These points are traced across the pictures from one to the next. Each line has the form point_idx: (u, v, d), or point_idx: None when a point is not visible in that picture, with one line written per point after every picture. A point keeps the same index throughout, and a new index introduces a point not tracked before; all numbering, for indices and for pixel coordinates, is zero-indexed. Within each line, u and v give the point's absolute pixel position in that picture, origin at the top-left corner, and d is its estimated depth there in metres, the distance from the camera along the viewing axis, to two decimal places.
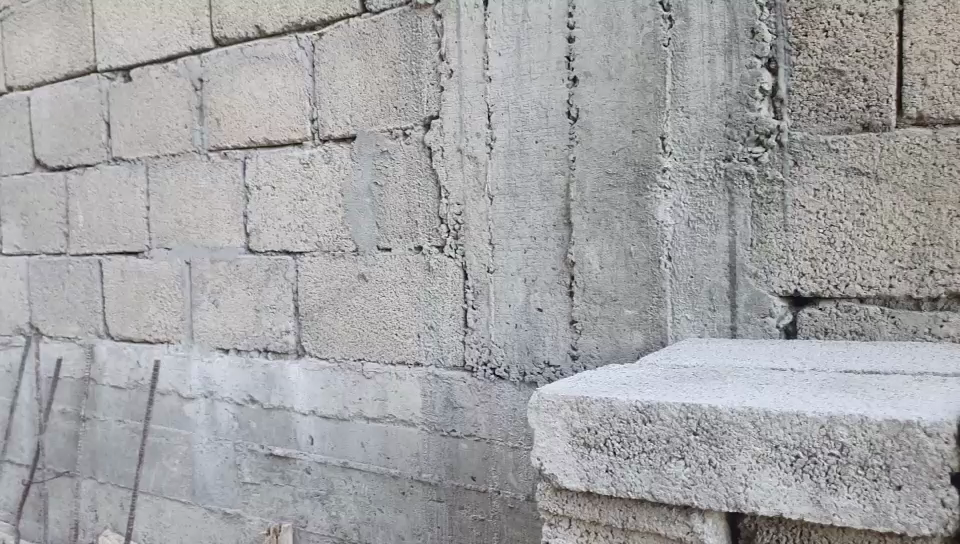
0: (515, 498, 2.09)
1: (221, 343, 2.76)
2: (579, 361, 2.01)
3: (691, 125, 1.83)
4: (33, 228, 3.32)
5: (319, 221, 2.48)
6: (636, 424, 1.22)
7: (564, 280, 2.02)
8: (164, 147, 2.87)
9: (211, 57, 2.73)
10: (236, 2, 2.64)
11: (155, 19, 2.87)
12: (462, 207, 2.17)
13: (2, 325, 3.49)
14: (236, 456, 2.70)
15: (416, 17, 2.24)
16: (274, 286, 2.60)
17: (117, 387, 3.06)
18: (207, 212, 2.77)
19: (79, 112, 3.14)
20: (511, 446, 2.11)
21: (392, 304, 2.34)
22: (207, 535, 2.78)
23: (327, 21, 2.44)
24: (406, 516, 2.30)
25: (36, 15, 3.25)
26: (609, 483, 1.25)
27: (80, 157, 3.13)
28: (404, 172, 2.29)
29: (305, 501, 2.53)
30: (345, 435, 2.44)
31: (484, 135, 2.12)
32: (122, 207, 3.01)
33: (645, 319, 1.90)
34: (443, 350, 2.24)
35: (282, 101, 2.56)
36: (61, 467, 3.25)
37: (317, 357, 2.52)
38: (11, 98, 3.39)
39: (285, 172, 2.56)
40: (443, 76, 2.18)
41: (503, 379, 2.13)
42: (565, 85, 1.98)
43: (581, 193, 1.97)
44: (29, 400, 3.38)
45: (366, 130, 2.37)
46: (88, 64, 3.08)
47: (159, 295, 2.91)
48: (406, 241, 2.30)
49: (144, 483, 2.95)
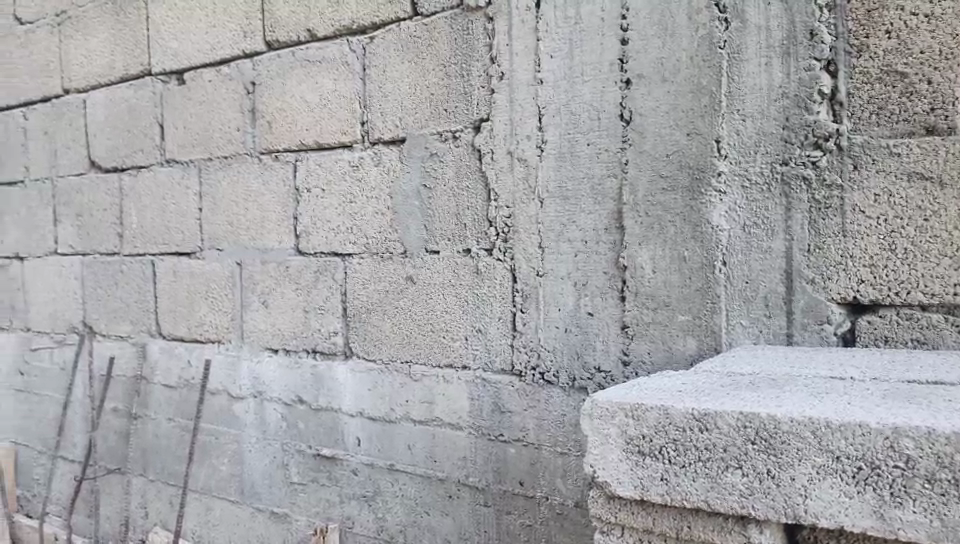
0: (563, 503, 2.08)
1: (270, 343, 2.78)
2: (630, 366, 1.99)
3: (746, 128, 1.80)
4: (87, 228, 3.38)
5: (368, 223, 2.49)
6: (692, 432, 1.20)
7: (616, 285, 2.00)
8: (216, 149, 2.91)
9: (263, 60, 2.75)
10: (288, 6, 2.66)
11: (208, 22, 2.90)
12: (511, 209, 2.16)
13: (56, 324, 3.56)
14: (285, 455, 2.72)
15: (467, 20, 2.24)
16: (323, 288, 2.62)
17: (168, 386, 3.10)
18: (257, 213, 2.79)
19: (134, 114, 3.19)
20: (560, 452, 2.09)
21: (439, 307, 2.33)
22: (255, 534, 2.81)
23: (378, 24, 2.44)
24: (453, 520, 2.30)
25: (93, 19, 3.31)
26: (663, 492, 1.23)
27: (134, 158, 3.19)
28: (453, 175, 2.29)
29: (352, 502, 2.54)
30: (393, 437, 2.44)
31: (535, 138, 2.10)
32: (174, 208, 3.05)
33: (698, 325, 1.87)
34: (491, 353, 2.23)
35: (332, 103, 2.57)
36: (113, 464, 3.30)
37: (365, 359, 2.53)
38: (67, 100, 3.45)
39: (334, 174, 2.57)
40: (494, 78, 2.18)
41: (551, 383, 2.11)
42: (618, 87, 1.96)
43: (633, 196, 1.95)
44: (81, 397, 3.44)
45: (416, 133, 2.37)
46: (142, 67, 3.13)
47: (210, 296, 2.95)
48: (455, 244, 2.30)
49: (194, 481, 2.99)
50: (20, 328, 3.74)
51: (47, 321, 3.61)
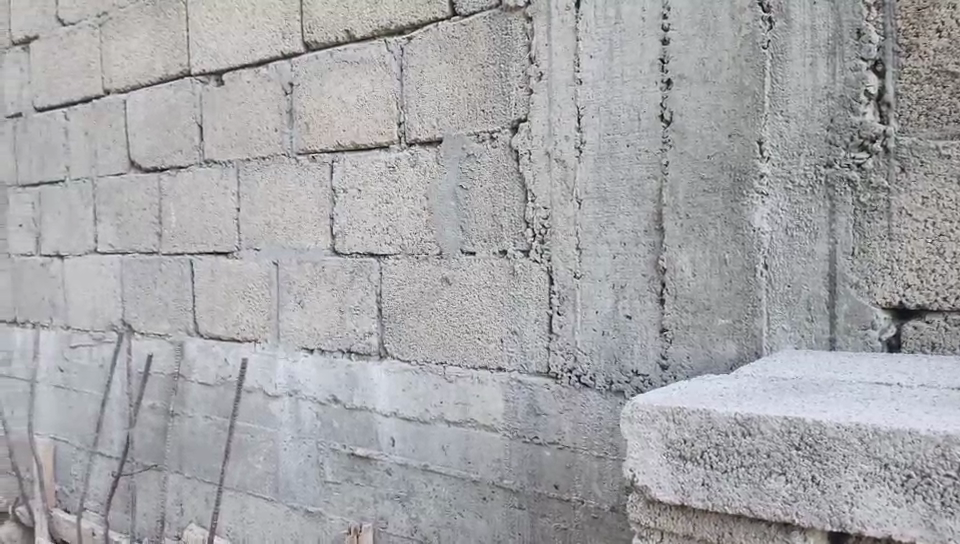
0: (599, 507, 2.07)
1: (306, 343, 2.79)
2: (668, 370, 1.96)
3: (790, 129, 1.77)
4: (127, 228, 3.42)
5: (405, 224, 2.49)
6: (735, 438, 1.19)
7: (655, 287, 1.98)
8: (255, 150, 2.93)
9: (302, 61, 2.76)
10: (327, 6, 2.67)
11: (247, 23, 2.92)
12: (549, 211, 2.15)
13: (95, 321, 3.61)
14: (320, 455, 2.73)
15: (506, 20, 2.23)
16: (358, 288, 2.63)
17: (204, 384, 3.12)
18: (294, 214, 2.81)
19: (173, 114, 3.22)
20: (596, 455, 2.08)
21: (475, 308, 2.33)
22: (289, 532, 2.82)
23: (416, 25, 2.45)
24: (487, 522, 2.29)
25: (134, 21, 3.36)
26: (704, 497, 1.21)
27: (173, 159, 3.22)
28: (490, 176, 2.28)
29: (386, 502, 2.54)
30: (427, 438, 2.44)
31: (573, 139, 2.09)
32: (212, 208, 3.08)
33: (739, 329, 1.85)
34: (527, 355, 2.22)
35: (369, 104, 2.57)
36: (149, 460, 3.34)
37: (400, 359, 2.53)
38: (108, 101, 3.50)
39: (371, 175, 2.57)
40: (532, 79, 2.17)
41: (588, 386, 2.10)
42: (659, 88, 1.95)
43: (673, 198, 1.94)
44: (119, 395, 3.48)
45: (453, 133, 2.36)
46: (182, 68, 3.16)
47: (247, 295, 2.97)
48: (491, 245, 2.29)
49: (230, 478, 3.01)
50: (60, 325, 3.79)
51: (86, 319, 3.65)
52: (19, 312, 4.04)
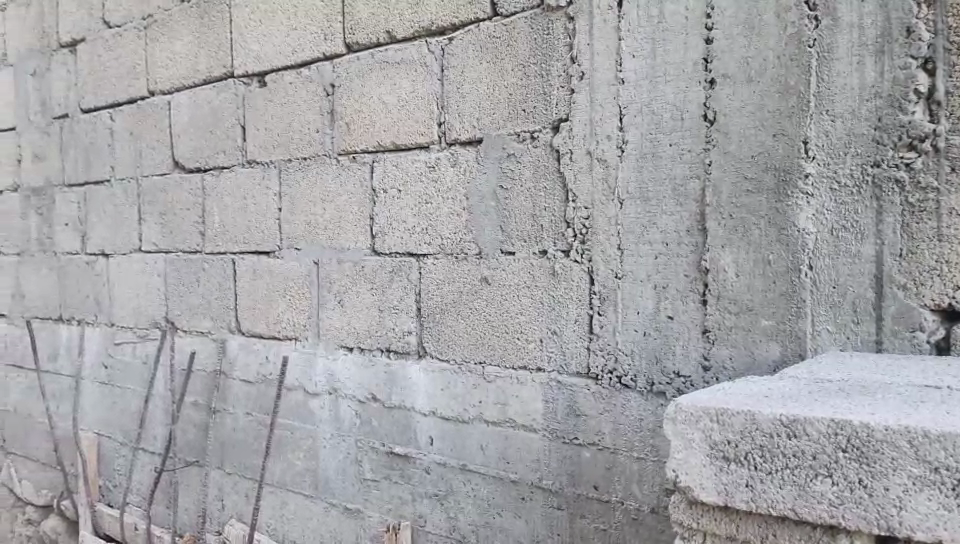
0: (639, 509, 2.06)
1: (345, 341, 2.81)
2: (711, 372, 1.95)
3: (836, 129, 1.75)
4: (171, 227, 3.48)
5: (444, 223, 2.50)
6: (780, 439, 1.17)
7: (697, 288, 1.97)
8: (296, 150, 2.96)
9: (343, 62, 2.79)
10: (369, 7, 2.69)
11: (290, 24, 2.95)
12: (589, 211, 2.15)
13: (139, 319, 3.67)
14: (358, 452, 2.75)
15: (547, 20, 2.23)
16: (397, 287, 2.64)
17: (246, 381, 3.16)
18: (334, 214, 2.83)
19: (216, 115, 3.26)
20: (636, 457, 2.07)
21: (514, 308, 2.33)
22: (328, 529, 2.84)
23: (457, 25, 2.45)
24: (526, 522, 2.30)
25: (178, 23, 3.41)
26: (748, 499, 1.20)
27: (216, 159, 3.26)
28: (531, 176, 2.28)
29: (424, 501, 2.55)
30: (466, 438, 2.45)
31: (615, 138, 2.09)
32: (254, 207, 3.12)
33: (783, 330, 1.83)
34: (567, 355, 2.22)
35: (410, 104, 2.59)
36: (191, 456, 3.38)
37: (439, 359, 2.54)
38: (153, 102, 3.56)
39: (411, 175, 2.58)
40: (574, 78, 2.16)
41: (628, 387, 2.09)
42: (702, 87, 1.94)
43: (717, 198, 1.92)
44: (162, 391, 3.53)
45: (493, 133, 2.37)
46: (225, 69, 3.20)
47: (288, 294, 3.00)
48: (531, 245, 2.29)
49: (270, 475, 3.04)
50: (104, 323, 3.86)
51: (130, 316, 3.71)
52: (63, 310, 4.11)
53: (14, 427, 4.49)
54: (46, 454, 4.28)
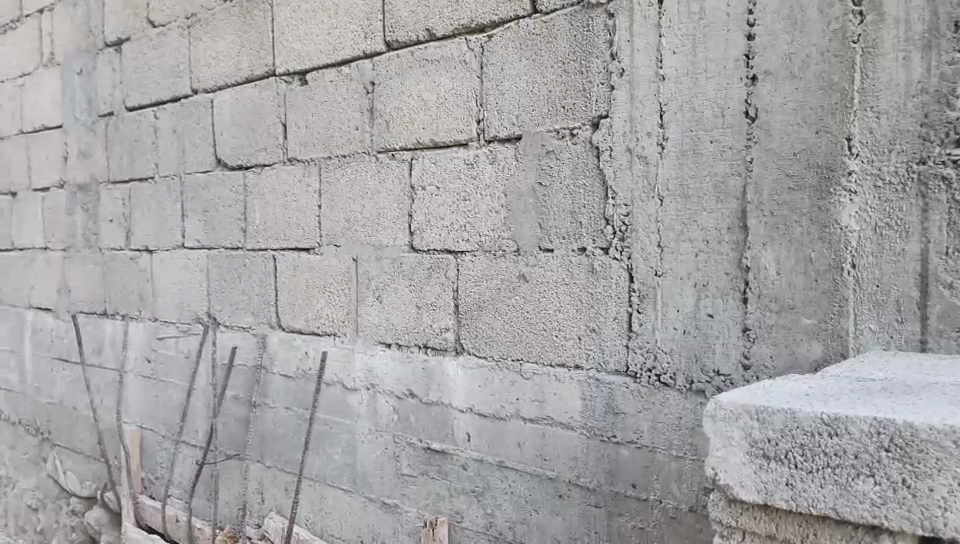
0: (677, 508, 2.05)
1: (383, 338, 2.84)
2: (751, 371, 1.93)
3: (881, 125, 1.72)
4: (213, 224, 3.52)
5: (482, 220, 2.51)
6: (821, 438, 1.16)
7: (738, 286, 1.96)
8: (336, 148, 2.98)
9: (384, 60, 2.80)
10: (409, 6, 2.70)
11: (331, 23, 2.98)
12: (629, 208, 2.14)
13: (182, 314, 3.72)
14: (396, 448, 2.78)
15: (587, 16, 2.22)
16: (435, 284, 2.65)
17: (285, 375, 3.20)
18: (373, 211, 2.85)
19: (258, 113, 3.30)
20: (675, 456, 2.06)
21: (552, 306, 2.33)
22: (366, 523, 2.87)
23: (497, 22, 2.45)
24: (563, 520, 2.30)
25: (221, 22, 3.45)
26: (789, 498, 1.19)
27: (258, 157, 3.30)
28: (570, 173, 2.28)
29: (462, 497, 2.56)
30: (503, 435, 2.46)
31: (655, 135, 2.08)
32: (295, 204, 3.15)
33: (824, 329, 1.81)
34: (605, 353, 2.21)
35: (449, 102, 2.59)
36: (231, 449, 3.43)
37: (476, 356, 2.55)
38: (196, 101, 3.61)
39: (450, 172, 2.59)
40: (614, 75, 2.16)
41: (668, 386, 2.08)
42: (744, 84, 1.92)
43: (758, 196, 1.91)
44: (204, 385, 3.58)
45: (532, 130, 2.37)
46: (267, 68, 3.24)
47: (328, 290, 3.03)
48: (569, 242, 2.29)
49: (309, 468, 3.08)
50: (148, 317, 3.92)
51: (173, 312, 3.77)
52: (108, 305, 4.19)
53: (59, 419, 4.59)
54: (90, 447, 4.37)
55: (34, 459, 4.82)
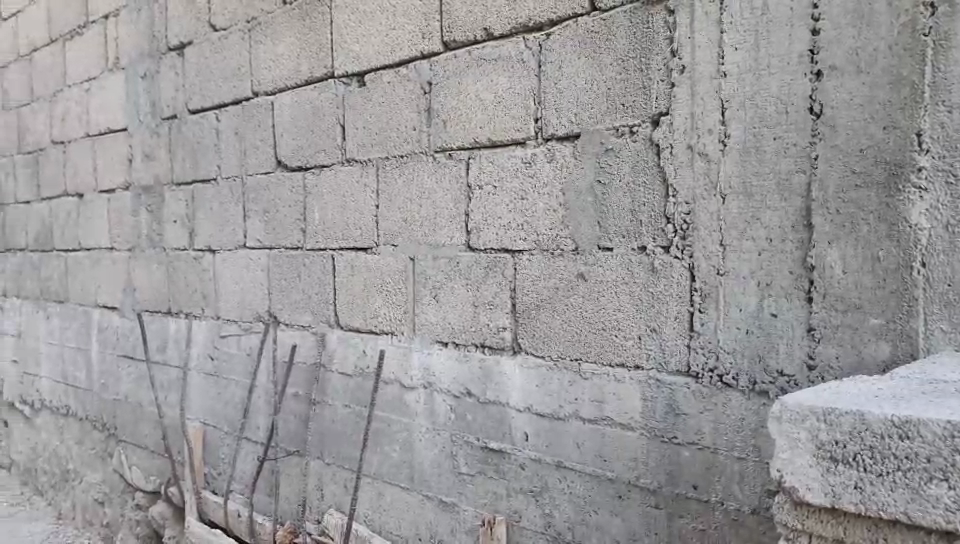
0: (739, 510, 2.03)
1: (440, 336, 2.85)
2: (816, 371, 1.90)
3: (953, 120, 1.68)
4: (274, 224, 3.58)
5: (540, 219, 2.51)
6: (891, 440, 1.16)
7: (802, 285, 1.93)
8: (394, 148, 3.00)
9: (441, 60, 2.81)
10: (466, 6, 2.71)
11: (389, 24, 3.00)
12: (690, 206, 2.12)
13: (243, 312, 3.79)
14: (453, 446, 2.79)
15: (647, 14, 2.20)
16: (493, 283, 2.66)
17: (344, 373, 3.23)
18: (430, 210, 2.87)
19: (318, 114, 3.34)
20: (737, 457, 2.04)
21: (611, 305, 2.32)
22: (424, 521, 2.89)
23: (555, 21, 2.45)
24: (622, 521, 2.29)
25: (281, 25, 3.50)
26: (858, 501, 1.19)
27: (316, 158, 3.35)
28: (629, 171, 2.27)
29: (520, 497, 2.56)
30: (561, 435, 2.45)
31: (717, 132, 2.06)
32: (353, 205, 3.18)
33: (892, 329, 1.78)
34: (666, 353, 2.19)
35: (507, 101, 2.59)
36: (291, 446, 3.48)
37: (533, 355, 2.54)
38: (257, 103, 3.67)
39: (507, 171, 2.59)
40: (674, 72, 2.14)
41: (730, 387, 2.05)
42: (808, 79, 1.89)
43: (823, 193, 1.88)
44: (265, 382, 3.64)
45: (591, 128, 2.36)
46: (326, 70, 3.28)
47: (385, 289, 3.05)
48: (629, 241, 2.28)
49: (368, 466, 3.11)
50: (210, 316, 4.00)
51: (235, 310, 3.84)
52: (172, 304, 4.28)
53: (125, 415, 4.70)
54: (154, 442, 4.47)
55: (101, 454, 4.95)
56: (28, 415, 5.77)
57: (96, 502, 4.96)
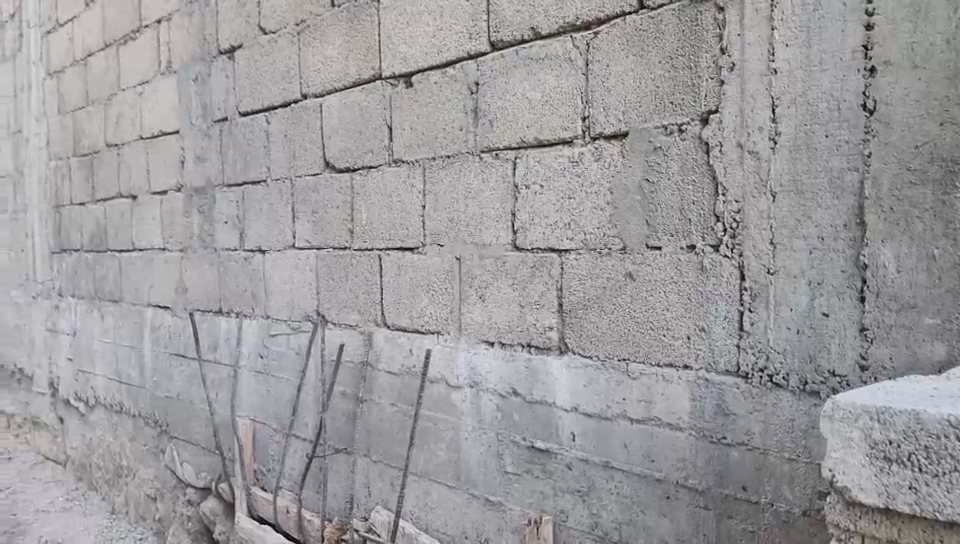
0: (789, 511, 2.01)
1: (487, 336, 2.86)
2: (869, 371, 1.88)
3: None
4: (322, 224, 3.62)
5: (587, 218, 2.50)
6: (948, 440, 1.19)
7: (854, 284, 1.90)
8: (440, 148, 3.02)
9: (488, 60, 2.82)
10: (513, 6, 2.71)
11: (436, 25, 3.02)
12: (741, 204, 2.10)
13: (292, 310, 3.83)
14: (500, 446, 2.80)
15: (696, 10, 2.19)
16: (539, 283, 2.66)
17: (391, 372, 3.26)
18: (477, 210, 2.87)
19: (365, 116, 3.37)
20: (787, 458, 2.02)
21: (659, 304, 2.31)
22: (470, 520, 2.90)
23: (603, 19, 2.44)
24: (670, 521, 2.27)
25: (330, 28, 3.54)
26: (912, 502, 1.22)
27: (364, 159, 3.38)
28: (678, 169, 2.25)
29: (566, 496, 2.56)
30: (609, 435, 2.44)
31: (767, 130, 2.04)
32: (400, 205, 3.21)
33: (949, 329, 1.76)
34: (715, 353, 2.17)
35: (554, 100, 2.59)
36: (339, 443, 3.52)
37: (581, 354, 2.54)
38: (306, 105, 3.71)
39: (554, 171, 2.59)
40: (724, 69, 2.12)
41: (781, 387, 2.03)
42: (861, 75, 1.86)
43: (876, 191, 1.85)
44: (313, 380, 3.69)
45: (639, 126, 2.35)
46: (374, 72, 3.31)
47: (431, 288, 3.07)
48: (678, 240, 2.26)
49: (414, 464, 3.13)
50: (260, 315, 4.06)
51: (284, 309, 3.89)
52: (223, 303, 4.36)
53: (177, 412, 4.79)
54: (204, 439, 4.55)
55: (153, 450, 5.05)
56: (83, 412, 5.90)
57: (149, 497, 5.07)
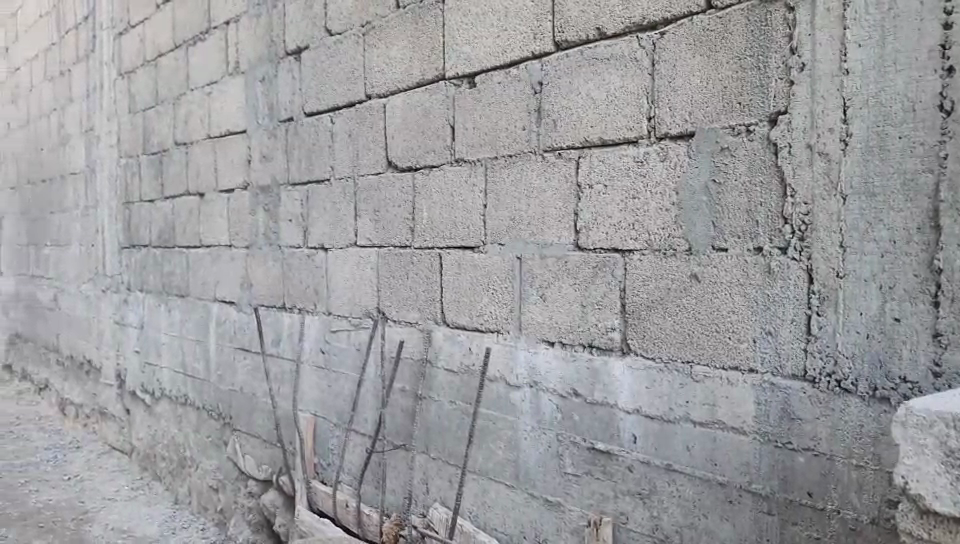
0: (856, 519, 1.98)
1: (547, 335, 2.86)
2: (942, 378, 1.84)
3: None
4: (384, 223, 3.67)
5: (652, 219, 2.49)
6: None
7: (927, 289, 1.86)
8: (503, 148, 3.02)
9: (552, 60, 2.82)
10: (579, 6, 2.71)
11: (501, 26, 3.03)
12: (810, 206, 2.07)
13: (354, 308, 3.88)
14: (559, 446, 2.80)
15: (765, 10, 2.16)
16: (601, 284, 2.66)
17: (450, 371, 3.28)
18: (539, 210, 2.88)
19: (429, 116, 3.40)
20: (855, 464, 1.98)
21: (725, 307, 2.28)
22: (528, 519, 2.91)
23: (669, 19, 2.42)
24: (733, 526, 2.25)
25: (395, 29, 3.58)
26: None
27: (426, 159, 3.41)
28: (746, 171, 2.23)
29: (626, 498, 2.55)
30: (670, 437, 2.43)
31: (838, 131, 2.00)
32: (461, 204, 3.22)
33: None
34: (781, 356, 2.15)
35: (620, 101, 2.58)
36: (399, 439, 3.55)
37: (643, 356, 2.53)
38: (370, 105, 3.76)
39: (618, 171, 2.59)
40: (793, 70, 2.09)
41: (849, 392, 1.99)
42: (938, 75, 1.82)
43: (953, 194, 1.81)
44: (374, 376, 3.73)
45: (705, 126, 2.33)
46: (438, 72, 3.34)
47: (492, 287, 3.08)
48: (745, 242, 2.24)
49: (473, 461, 3.15)
50: (322, 311, 4.12)
51: (345, 305, 3.94)
52: (286, 299, 4.43)
53: (240, 405, 4.88)
54: (266, 432, 4.63)
55: (216, 442, 5.16)
56: (149, 404, 6.05)
57: (211, 489, 5.18)
